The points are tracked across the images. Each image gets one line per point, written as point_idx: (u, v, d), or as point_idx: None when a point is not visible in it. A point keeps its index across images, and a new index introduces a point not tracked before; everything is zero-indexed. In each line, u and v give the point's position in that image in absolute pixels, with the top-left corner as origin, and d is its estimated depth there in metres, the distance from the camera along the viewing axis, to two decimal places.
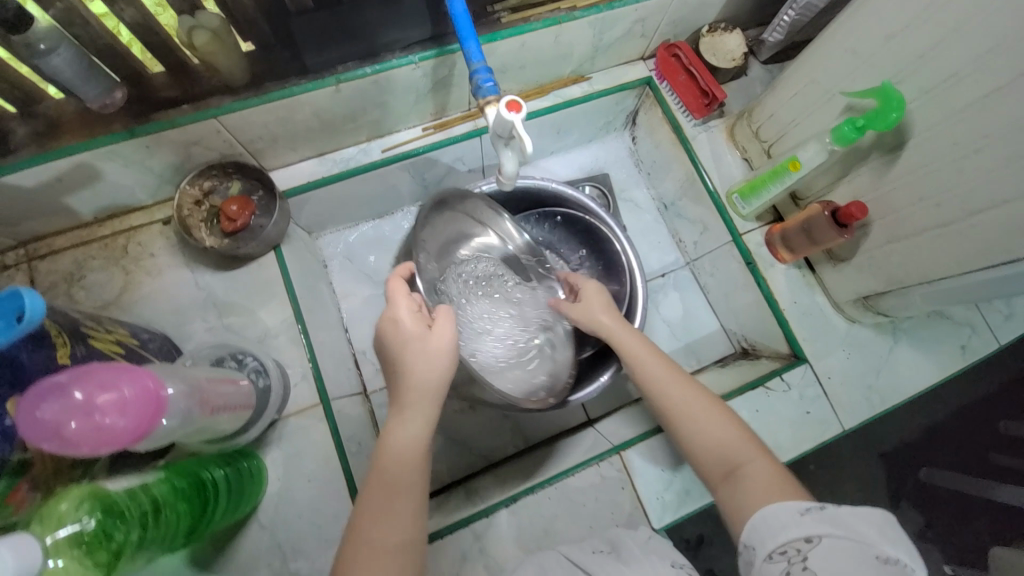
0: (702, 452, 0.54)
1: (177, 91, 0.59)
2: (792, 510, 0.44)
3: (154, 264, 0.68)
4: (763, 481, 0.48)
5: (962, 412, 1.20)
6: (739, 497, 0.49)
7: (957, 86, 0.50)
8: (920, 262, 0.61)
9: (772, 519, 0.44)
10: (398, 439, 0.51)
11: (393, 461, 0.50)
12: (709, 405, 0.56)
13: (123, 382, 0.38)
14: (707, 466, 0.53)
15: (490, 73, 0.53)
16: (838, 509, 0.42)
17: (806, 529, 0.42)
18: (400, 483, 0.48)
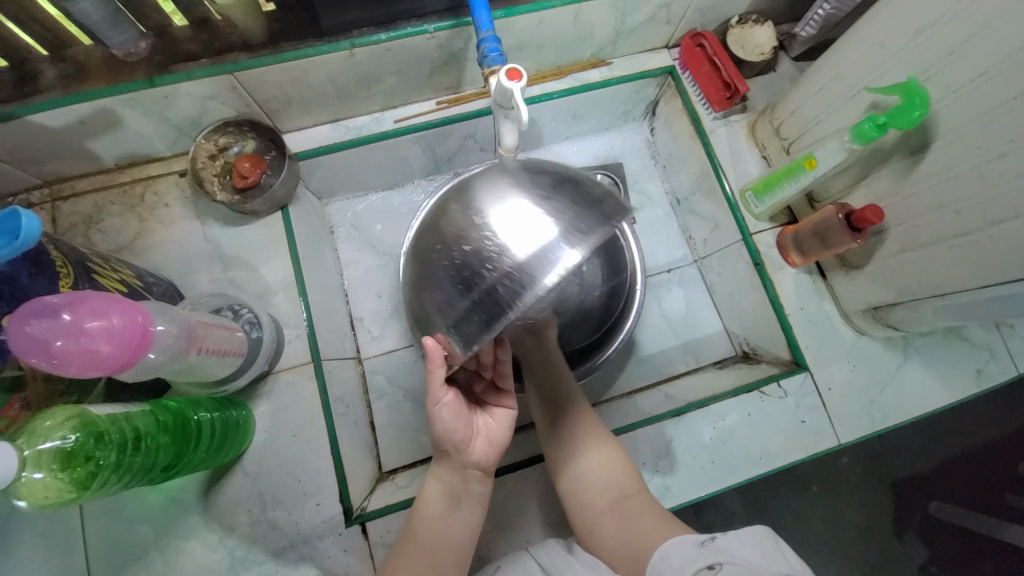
0: (593, 487, 0.57)
1: (198, 44, 0.61)
2: (688, 543, 0.47)
3: (167, 214, 0.71)
4: (648, 518, 0.53)
5: (985, 451, 1.13)
6: (629, 529, 0.53)
7: (985, 85, 0.48)
8: (933, 273, 0.59)
9: (673, 555, 0.47)
10: (430, 507, 0.55)
11: (427, 531, 0.53)
12: (607, 442, 0.61)
13: (114, 312, 0.40)
14: (595, 498, 0.57)
15: (498, 42, 0.55)
16: (726, 537, 0.45)
17: (703, 559, 0.44)
18: (425, 557, 0.52)
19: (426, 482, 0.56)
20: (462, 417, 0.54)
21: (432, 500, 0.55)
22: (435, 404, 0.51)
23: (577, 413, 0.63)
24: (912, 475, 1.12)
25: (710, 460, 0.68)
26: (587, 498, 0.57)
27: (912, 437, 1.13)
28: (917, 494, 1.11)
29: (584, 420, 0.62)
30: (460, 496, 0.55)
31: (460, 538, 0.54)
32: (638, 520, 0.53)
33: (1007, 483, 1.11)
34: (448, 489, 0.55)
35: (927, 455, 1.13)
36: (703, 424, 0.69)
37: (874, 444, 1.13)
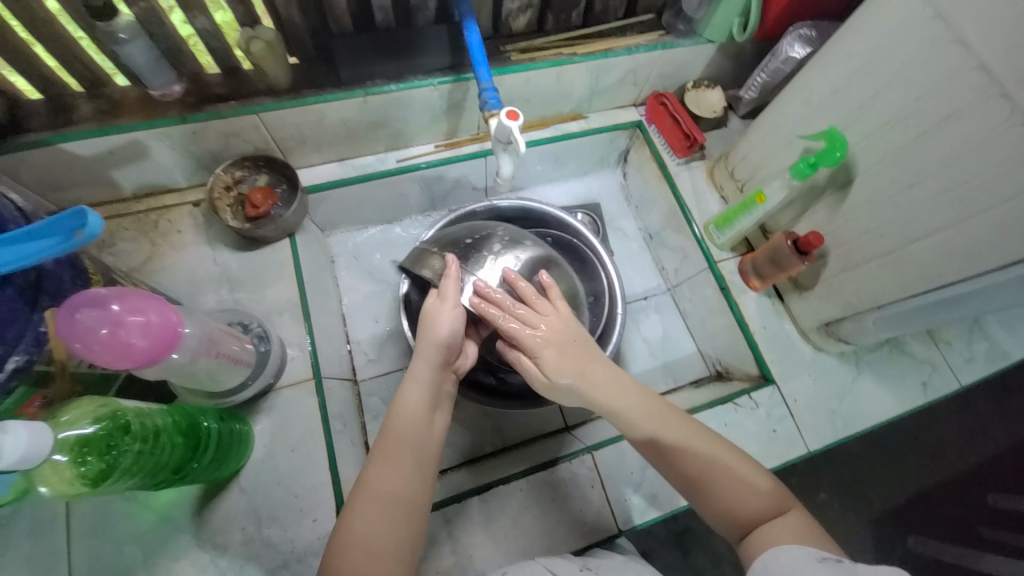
0: (721, 510, 0.52)
1: (227, 89, 0.69)
2: (808, 557, 0.43)
3: (179, 239, 0.75)
4: (786, 526, 0.48)
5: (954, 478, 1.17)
6: (764, 541, 0.48)
7: (890, 131, 0.60)
8: (870, 288, 0.68)
9: (786, 560, 0.44)
10: (411, 399, 0.57)
11: (403, 429, 0.55)
12: (710, 445, 0.55)
13: (152, 310, 0.44)
14: (725, 521, 0.52)
15: (496, 92, 0.64)
16: (857, 561, 0.41)
17: (826, 574, 0.40)
18: (406, 446, 0.54)
19: (407, 385, 0.58)
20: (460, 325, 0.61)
21: (417, 398, 0.57)
22: (453, 305, 0.60)
23: (666, 431, 0.56)
24: (886, 503, 1.15)
25: None
26: (718, 520, 0.53)
27: (885, 464, 1.17)
28: (893, 527, 1.14)
29: (676, 435, 0.55)
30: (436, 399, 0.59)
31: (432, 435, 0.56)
32: (780, 528, 0.48)
33: (974, 508, 1.16)
34: (426, 387, 0.58)
35: (900, 483, 1.16)
36: None
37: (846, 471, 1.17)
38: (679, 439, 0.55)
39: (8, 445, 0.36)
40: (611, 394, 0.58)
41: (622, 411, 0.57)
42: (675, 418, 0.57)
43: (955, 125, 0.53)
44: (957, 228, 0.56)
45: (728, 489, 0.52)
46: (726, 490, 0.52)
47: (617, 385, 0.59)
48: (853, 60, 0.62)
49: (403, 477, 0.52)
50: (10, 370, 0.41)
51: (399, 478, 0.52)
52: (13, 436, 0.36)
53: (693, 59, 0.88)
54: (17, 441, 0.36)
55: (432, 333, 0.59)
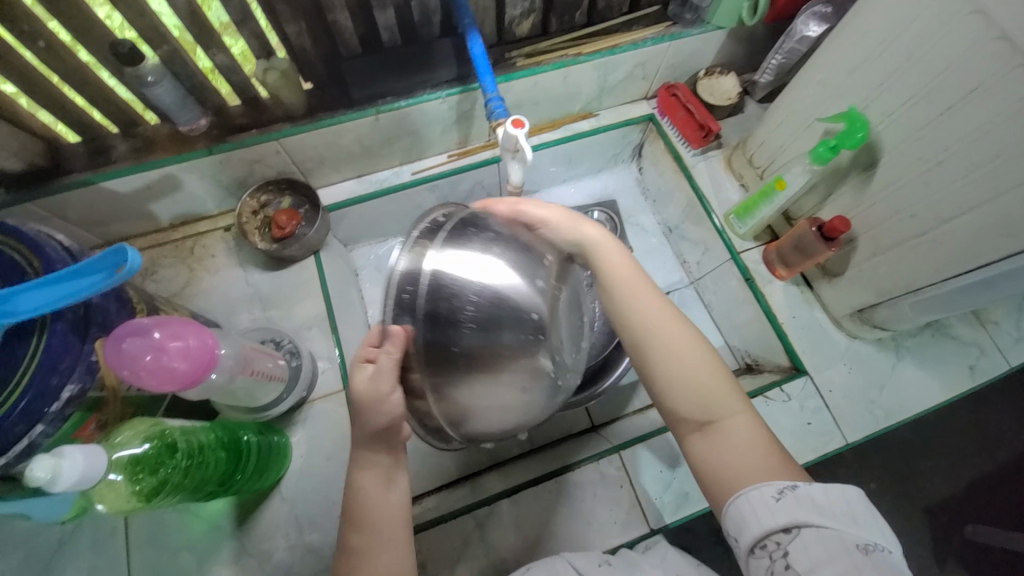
0: (676, 397, 0.52)
1: (249, 118, 0.73)
2: (768, 492, 0.45)
3: (213, 263, 0.80)
4: (745, 442, 0.49)
5: (1012, 463, 1.10)
6: (726, 453, 0.49)
7: (912, 108, 0.57)
8: (903, 272, 0.65)
9: (750, 508, 0.45)
10: (358, 486, 0.51)
11: (365, 512, 0.51)
12: (692, 354, 0.53)
13: (190, 335, 0.47)
14: (684, 415, 0.52)
15: (501, 100, 0.65)
16: (807, 486, 0.45)
17: (785, 517, 0.43)
18: (377, 527, 0.50)
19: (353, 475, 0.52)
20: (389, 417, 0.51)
21: (364, 482, 0.51)
22: (388, 390, 0.50)
23: (655, 315, 0.54)
24: (940, 491, 1.09)
25: None
26: (672, 411, 0.52)
27: (937, 453, 1.10)
28: (947, 516, 1.07)
29: (669, 328, 0.54)
30: (390, 471, 0.53)
31: (404, 507, 0.52)
32: (740, 440, 0.49)
33: None
34: (380, 468, 0.52)
35: (953, 471, 1.10)
36: None
37: (895, 461, 1.10)
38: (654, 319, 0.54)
39: (65, 469, 0.38)
40: (620, 269, 0.56)
41: (617, 284, 0.56)
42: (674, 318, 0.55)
43: (983, 97, 0.50)
44: (990, 206, 0.53)
45: (690, 364, 0.52)
46: (694, 380, 0.52)
47: (629, 264, 0.57)
48: (869, 35, 0.60)
49: (391, 563, 0.49)
50: (66, 398, 0.44)
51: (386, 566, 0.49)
52: (69, 461, 0.39)
53: (703, 47, 0.86)
54: (75, 464, 0.39)
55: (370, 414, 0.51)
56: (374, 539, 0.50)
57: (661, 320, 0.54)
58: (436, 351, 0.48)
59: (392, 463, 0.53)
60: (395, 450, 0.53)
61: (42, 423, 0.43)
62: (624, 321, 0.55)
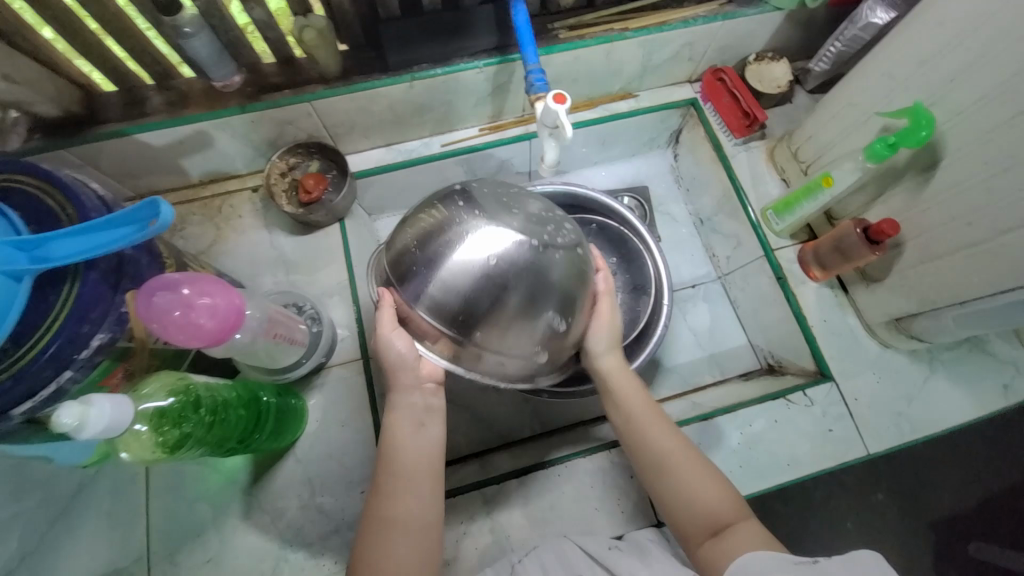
0: (684, 512, 0.55)
1: (283, 78, 0.72)
2: (778, 564, 0.45)
3: (240, 224, 0.80)
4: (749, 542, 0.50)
5: None
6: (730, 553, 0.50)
7: (985, 108, 0.53)
8: (951, 283, 0.62)
9: (757, 573, 0.45)
10: (393, 434, 0.56)
11: (398, 458, 0.55)
12: (694, 469, 0.57)
13: (217, 293, 0.47)
14: (691, 525, 0.54)
15: (543, 72, 0.62)
16: (827, 560, 0.43)
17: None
18: (407, 473, 0.54)
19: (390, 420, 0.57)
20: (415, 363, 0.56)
21: (400, 428, 0.56)
22: (394, 335, 0.55)
23: (662, 433, 0.60)
24: (953, 508, 1.06)
25: (738, 464, 0.69)
26: (682, 522, 0.55)
27: (956, 469, 1.07)
28: (955, 532, 1.05)
29: (674, 443, 0.59)
30: (425, 416, 0.57)
31: (433, 451, 0.57)
32: (746, 539, 0.50)
33: None
34: (416, 413, 0.57)
35: (970, 489, 1.07)
36: (731, 429, 0.71)
37: (909, 474, 1.08)
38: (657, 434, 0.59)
39: (92, 418, 0.39)
40: (630, 386, 0.63)
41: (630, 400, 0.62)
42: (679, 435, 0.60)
43: None
44: None
45: (693, 483, 0.56)
46: (697, 493, 0.55)
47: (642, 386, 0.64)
48: (945, 25, 0.55)
49: (413, 505, 0.53)
50: (95, 347, 0.45)
51: (412, 507, 0.53)
52: (96, 410, 0.40)
53: (757, 30, 0.81)
54: (102, 413, 0.40)
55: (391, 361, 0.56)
56: (399, 478, 0.54)
57: (667, 434, 0.60)
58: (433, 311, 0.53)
59: (428, 409, 0.58)
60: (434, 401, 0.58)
61: (72, 368, 0.44)
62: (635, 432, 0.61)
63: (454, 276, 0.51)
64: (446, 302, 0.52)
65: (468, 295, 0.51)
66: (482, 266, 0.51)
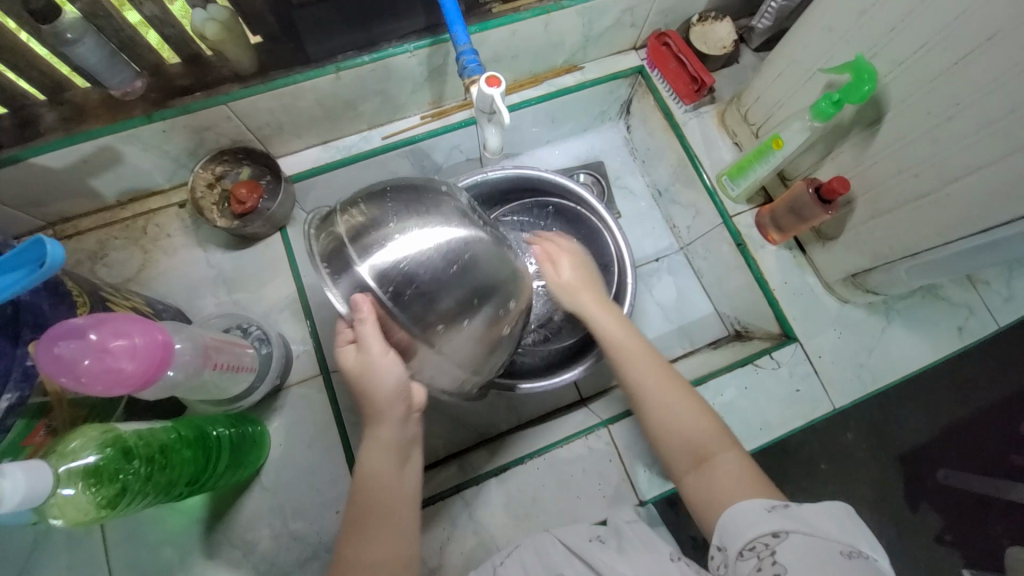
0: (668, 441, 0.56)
1: (191, 79, 0.65)
2: (759, 508, 0.46)
3: (170, 244, 0.73)
4: (735, 475, 0.51)
5: (985, 412, 1.13)
6: (714, 485, 0.51)
7: (925, 57, 0.52)
8: (902, 235, 0.63)
9: (739, 517, 0.46)
10: (371, 466, 0.51)
11: (381, 492, 0.51)
12: (682, 402, 0.56)
13: (136, 332, 0.42)
14: (676, 458, 0.55)
15: (475, 54, 0.58)
16: (800, 505, 0.45)
17: (772, 526, 0.44)
18: (386, 507, 0.51)
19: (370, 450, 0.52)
20: (401, 388, 0.49)
21: (379, 458, 0.51)
22: (382, 354, 0.47)
23: (648, 369, 0.58)
24: (915, 441, 1.11)
25: None
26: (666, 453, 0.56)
27: (915, 404, 1.12)
28: (923, 462, 1.10)
29: (660, 379, 0.58)
30: (404, 450, 0.53)
31: (413, 485, 0.53)
32: (731, 475, 0.51)
33: (1007, 440, 1.12)
34: (394, 446, 0.52)
35: (929, 421, 1.12)
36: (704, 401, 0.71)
37: (873, 414, 1.12)
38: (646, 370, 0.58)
39: (7, 490, 0.35)
40: (618, 327, 0.61)
41: (614, 340, 0.60)
42: (667, 371, 0.59)
43: (1002, 44, 0.46)
44: (1000, 165, 0.49)
45: (684, 423, 0.55)
46: (685, 424, 0.55)
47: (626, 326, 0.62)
48: None
49: (393, 543, 0.50)
50: (3, 408, 0.41)
51: (391, 544, 0.50)
52: (11, 480, 0.35)
53: None
54: (17, 484, 0.36)
55: (356, 369, 0.49)
56: (383, 520, 0.50)
57: (655, 368, 0.58)
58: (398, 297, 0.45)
59: (408, 438, 0.53)
60: (413, 426, 0.53)
61: None
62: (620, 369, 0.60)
63: (426, 258, 0.46)
64: (420, 283, 0.45)
65: (437, 282, 0.46)
66: (454, 253, 0.47)
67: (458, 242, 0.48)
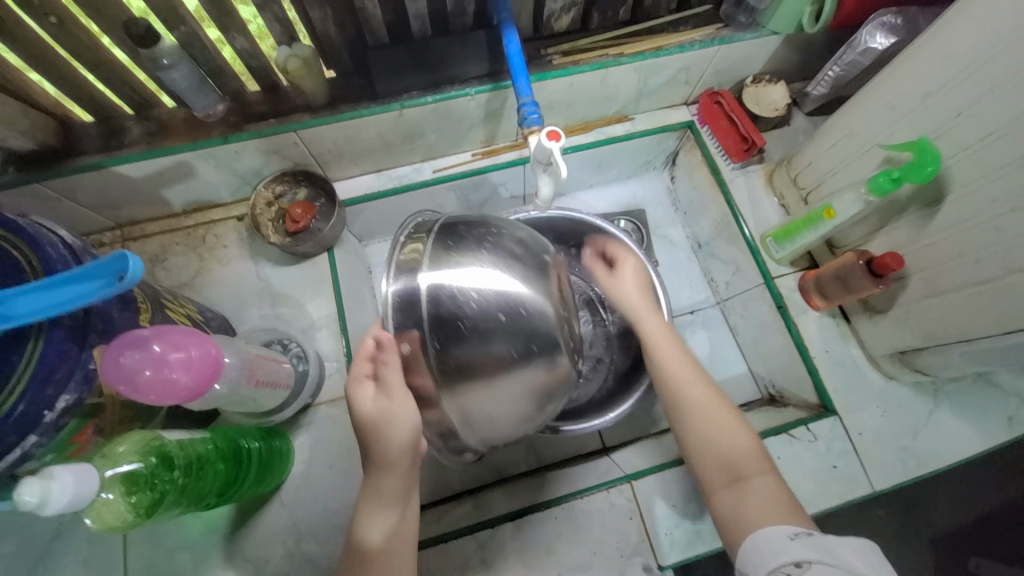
0: (705, 456, 0.54)
1: (267, 106, 0.69)
2: (781, 534, 0.46)
3: (224, 254, 0.77)
4: (768, 499, 0.49)
5: None
6: (747, 506, 0.49)
7: (993, 144, 0.52)
8: (957, 319, 0.60)
9: (765, 542, 0.46)
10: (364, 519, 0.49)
11: (374, 545, 0.48)
12: (723, 416, 0.55)
13: (192, 345, 0.45)
14: (708, 472, 0.53)
15: (535, 105, 0.60)
16: (825, 533, 0.44)
17: (797, 554, 0.43)
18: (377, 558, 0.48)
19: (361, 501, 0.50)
20: (396, 443, 0.47)
21: (372, 511, 0.49)
22: (397, 399, 0.47)
23: (693, 380, 0.57)
24: (953, 526, 1.03)
25: None
26: (701, 467, 0.54)
27: (955, 486, 1.04)
28: (954, 546, 1.02)
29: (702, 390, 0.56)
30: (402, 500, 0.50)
31: (410, 535, 0.51)
32: (763, 498, 0.49)
33: None
34: (393, 497, 0.49)
35: (965, 503, 1.04)
36: None
37: (907, 491, 1.05)
38: (691, 382, 0.57)
39: (54, 493, 0.37)
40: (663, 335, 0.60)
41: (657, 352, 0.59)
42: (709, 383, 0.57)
43: None
44: None
45: (721, 440, 0.54)
46: (723, 440, 0.54)
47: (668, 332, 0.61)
48: (951, 58, 0.54)
49: None
50: (61, 408, 0.42)
51: None
52: (58, 484, 0.37)
53: (755, 53, 0.80)
54: (65, 487, 0.37)
55: (375, 416, 0.47)
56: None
57: (696, 379, 0.57)
58: (443, 328, 0.46)
59: (407, 487, 0.50)
60: (411, 476, 0.50)
61: (36, 433, 0.42)
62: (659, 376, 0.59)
63: (486, 309, 0.47)
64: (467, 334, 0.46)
65: (479, 319, 0.46)
66: (512, 312, 0.47)
67: (519, 304, 0.48)
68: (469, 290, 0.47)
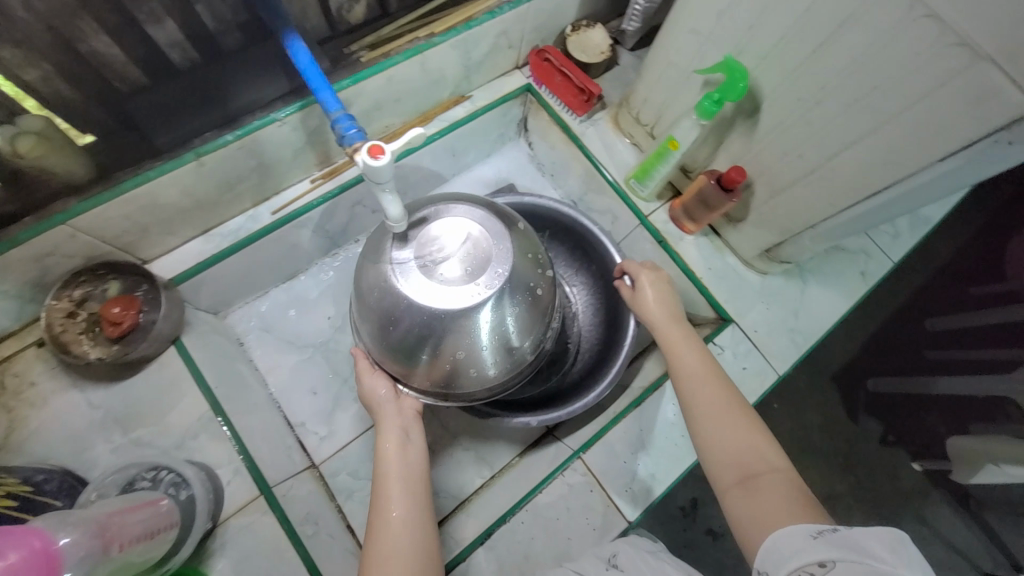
0: (721, 461, 0.53)
1: (15, 203, 0.54)
2: (804, 535, 0.41)
3: (35, 394, 0.60)
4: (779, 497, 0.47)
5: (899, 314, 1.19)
6: (759, 501, 0.47)
7: (785, 50, 0.56)
8: (801, 210, 0.67)
9: (782, 545, 0.41)
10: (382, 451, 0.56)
11: (390, 472, 0.55)
12: (741, 420, 0.55)
13: (9, 547, 0.34)
14: (722, 472, 0.52)
15: (352, 118, 0.52)
16: (851, 528, 0.38)
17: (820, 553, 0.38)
18: (394, 482, 0.54)
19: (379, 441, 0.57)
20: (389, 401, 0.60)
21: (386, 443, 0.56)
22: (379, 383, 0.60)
23: (721, 391, 0.57)
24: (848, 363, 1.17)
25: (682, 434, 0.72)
26: (715, 466, 0.53)
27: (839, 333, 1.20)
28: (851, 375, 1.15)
29: (727, 398, 0.57)
30: (409, 429, 0.59)
31: (419, 464, 0.57)
32: (779, 496, 0.47)
33: (918, 335, 1.17)
34: (398, 429, 0.58)
35: (849, 338, 1.17)
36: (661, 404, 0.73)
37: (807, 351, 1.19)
38: (725, 401, 0.56)
39: None
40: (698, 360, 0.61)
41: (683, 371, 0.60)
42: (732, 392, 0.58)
43: (852, 30, 0.49)
44: (872, 138, 0.54)
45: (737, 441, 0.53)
46: (744, 445, 0.53)
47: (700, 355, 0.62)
48: None
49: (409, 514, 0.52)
50: None
51: (407, 521, 0.52)
52: None
53: (564, 3, 0.78)
54: None
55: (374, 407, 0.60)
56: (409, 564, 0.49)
57: (722, 392, 0.57)
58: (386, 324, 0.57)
59: (409, 425, 0.59)
60: (412, 418, 0.60)
61: None
62: (681, 381, 0.59)
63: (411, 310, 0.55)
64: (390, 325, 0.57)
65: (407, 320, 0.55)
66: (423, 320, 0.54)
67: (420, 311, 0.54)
68: (410, 327, 0.55)
